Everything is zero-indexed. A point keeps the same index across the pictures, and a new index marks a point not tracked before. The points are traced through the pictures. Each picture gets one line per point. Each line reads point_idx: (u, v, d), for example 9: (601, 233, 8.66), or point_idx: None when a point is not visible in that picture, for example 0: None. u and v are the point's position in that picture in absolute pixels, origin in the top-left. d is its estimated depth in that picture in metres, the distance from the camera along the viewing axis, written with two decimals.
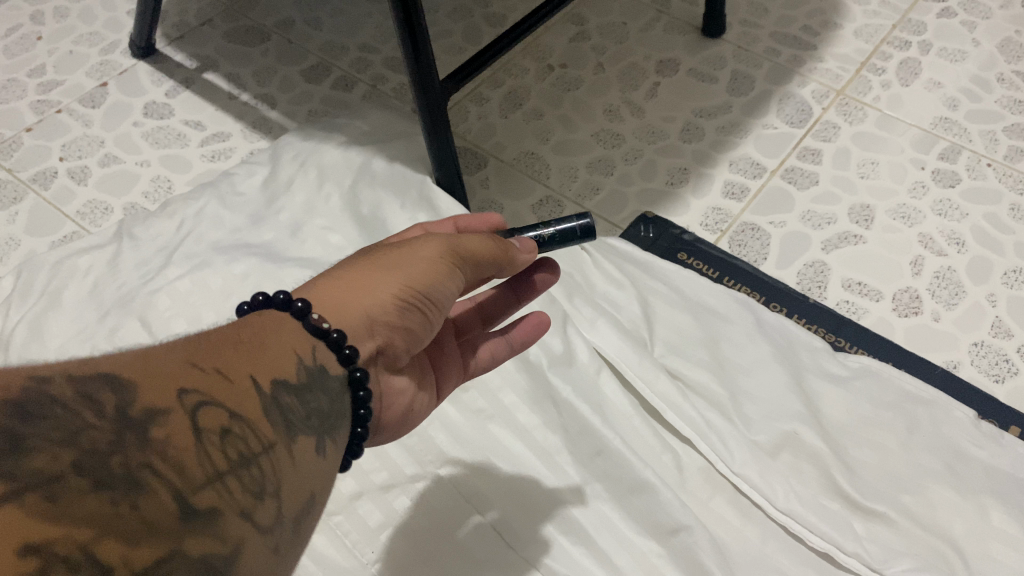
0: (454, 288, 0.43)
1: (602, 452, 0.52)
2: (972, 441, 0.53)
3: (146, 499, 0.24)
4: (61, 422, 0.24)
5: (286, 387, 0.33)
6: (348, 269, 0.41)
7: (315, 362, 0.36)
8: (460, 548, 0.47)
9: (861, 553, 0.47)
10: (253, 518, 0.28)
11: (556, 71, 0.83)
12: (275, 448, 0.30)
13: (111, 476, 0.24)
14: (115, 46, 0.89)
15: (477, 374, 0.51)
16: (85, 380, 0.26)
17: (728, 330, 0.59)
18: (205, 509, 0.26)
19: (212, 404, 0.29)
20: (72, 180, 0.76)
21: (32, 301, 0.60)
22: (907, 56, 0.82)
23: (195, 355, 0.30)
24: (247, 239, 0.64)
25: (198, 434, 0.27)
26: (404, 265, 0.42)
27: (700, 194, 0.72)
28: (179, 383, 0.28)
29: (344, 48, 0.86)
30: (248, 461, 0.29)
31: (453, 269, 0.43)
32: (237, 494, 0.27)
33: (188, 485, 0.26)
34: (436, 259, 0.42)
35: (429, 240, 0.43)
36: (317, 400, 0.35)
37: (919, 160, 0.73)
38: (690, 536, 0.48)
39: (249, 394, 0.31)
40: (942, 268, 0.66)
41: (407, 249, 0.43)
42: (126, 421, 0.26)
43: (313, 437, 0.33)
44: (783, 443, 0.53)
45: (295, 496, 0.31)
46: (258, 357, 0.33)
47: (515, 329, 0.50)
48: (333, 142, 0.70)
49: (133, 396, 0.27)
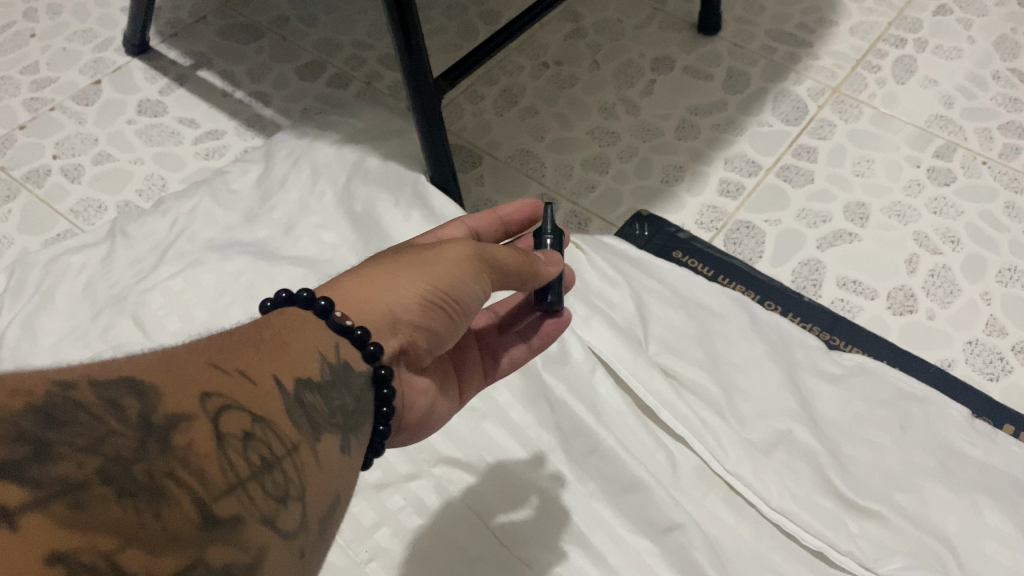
0: (478, 292, 0.42)
1: (596, 451, 0.52)
2: (964, 437, 0.53)
3: (169, 508, 0.24)
4: (84, 429, 0.24)
5: (308, 385, 0.33)
6: (380, 263, 0.41)
7: (340, 360, 0.36)
8: (455, 548, 0.48)
9: (854, 551, 0.47)
10: (275, 525, 0.27)
11: (551, 68, 0.83)
12: (299, 450, 0.30)
13: (135, 485, 0.24)
14: (109, 43, 0.88)
15: (494, 379, 0.50)
16: (108, 385, 0.26)
17: (722, 327, 0.59)
18: (228, 516, 0.25)
19: (235, 407, 0.29)
20: (65, 178, 0.76)
21: (25, 300, 0.60)
22: (902, 54, 0.82)
23: (218, 357, 0.30)
24: (240, 237, 0.64)
25: (221, 440, 0.27)
26: (432, 266, 0.41)
27: (695, 192, 0.72)
28: (202, 387, 0.28)
29: (338, 46, 0.86)
30: (270, 465, 0.28)
31: (481, 276, 0.42)
32: (260, 501, 0.27)
33: (211, 493, 0.25)
34: (464, 263, 0.42)
35: (461, 244, 0.43)
36: (342, 398, 0.35)
37: (914, 157, 0.73)
38: (684, 534, 0.47)
39: (272, 395, 0.31)
40: (937, 266, 0.66)
41: (439, 249, 0.42)
42: (149, 428, 0.25)
43: (338, 435, 0.33)
44: (777, 441, 0.53)
45: (319, 498, 0.30)
46: (281, 356, 0.33)
47: (536, 336, 0.50)
48: (327, 139, 0.70)
49: (156, 401, 0.26)
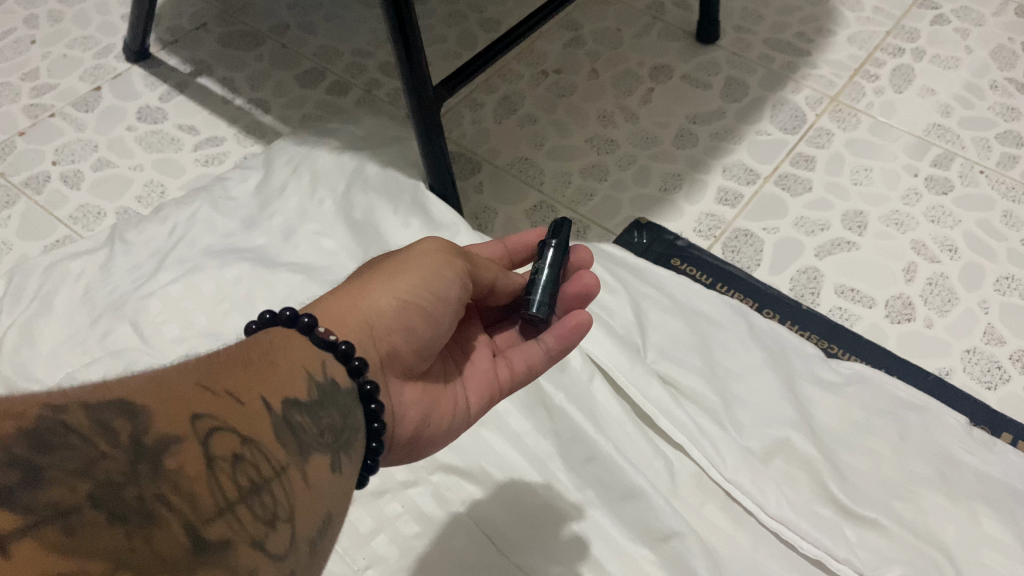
0: (453, 283, 0.44)
1: (595, 458, 0.51)
2: (962, 447, 0.53)
3: (159, 532, 0.24)
4: (75, 453, 0.24)
5: (297, 405, 0.33)
6: (351, 284, 0.44)
7: (326, 378, 0.36)
8: (453, 554, 0.48)
9: (853, 560, 0.47)
10: (265, 547, 0.27)
11: (551, 77, 0.83)
12: (288, 471, 0.30)
13: (125, 510, 0.24)
14: (109, 50, 0.89)
15: (516, 389, 0.48)
16: (99, 407, 0.26)
17: (719, 335, 0.59)
18: (217, 541, 0.25)
19: (225, 428, 0.29)
20: (64, 185, 0.76)
21: (23, 307, 0.60)
22: (900, 63, 0.82)
23: (208, 378, 0.30)
24: (239, 244, 0.64)
25: (211, 462, 0.27)
26: (402, 272, 0.43)
27: (693, 200, 0.72)
28: (192, 407, 0.28)
29: (338, 53, 0.86)
30: (259, 487, 0.28)
31: (451, 268, 0.44)
32: (249, 524, 0.27)
33: (200, 518, 0.25)
34: (432, 262, 0.44)
35: (425, 249, 0.45)
36: (331, 415, 0.35)
37: (912, 166, 0.73)
38: (682, 542, 0.47)
39: (261, 416, 0.31)
40: (935, 275, 0.66)
41: (407, 256, 0.45)
42: (140, 451, 0.25)
43: (328, 454, 0.33)
44: (775, 450, 0.53)
45: (310, 519, 0.30)
46: (268, 376, 0.33)
47: (551, 336, 0.46)
48: (326, 146, 0.70)
49: (147, 423, 0.26)
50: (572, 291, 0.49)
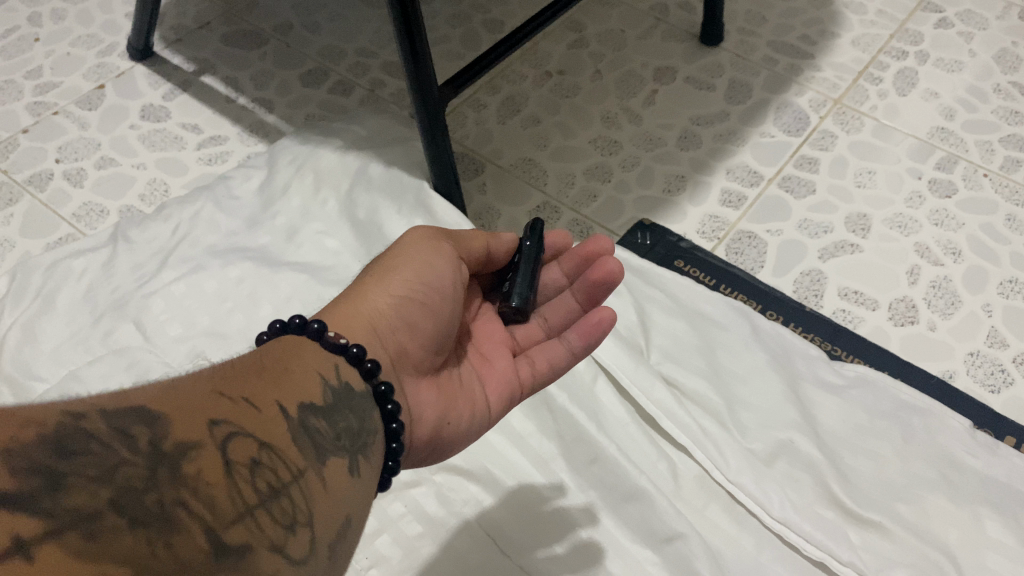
0: (445, 270, 0.45)
1: (597, 460, 0.51)
2: (966, 450, 0.53)
3: (180, 538, 0.24)
4: (96, 459, 0.24)
5: (313, 409, 0.33)
6: (348, 290, 0.44)
7: (341, 381, 0.36)
8: (454, 554, 0.48)
9: (857, 562, 0.47)
10: (285, 552, 0.27)
11: (554, 78, 0.83)
12: (307, 475, 0.30)
13: (146, 515, 0.24)
14: (112, 48, 0.88)
15: (537, 388, 0.47)
16: (117, 414, 0.26)
17: (723, 338, 0.59)
18: (236, 546, 0.25)
19: (242, 434, 0.29)
20: (67, 183, 0.76)
21: (26, 304, 0.60)
22: (904, 66, 0.82)
23: (224, 385, 0.31)
24: (242, 243, 0.64)
25: (229, 467, 0.27)
26: (393, 271, 0.44)
27: (697, 202, 0.72)
28: (209, 414, 0.28)
29: (342, 53, 0.86)
30: (278, 492, 0.28)
31: (441, 256, 0.45)
32: (268, 528, 0.27)
33: (219, 523, 0.25)
34: (421, 255, 0.45)
35: (412, 244, 0.46)
36: (347, 418, 0.35)
37: (916, 169, 0.74)
38: (685, 544, 0.47)
39: (278, 421, 0.31)
40: (939, 277, 0.66)
41: (394, 255, 0.45)
42: (159, 457, 0.25)
43: (346, 457, 0.33)
44: (779, 452, 0.53)
45: (329, 523, 0.30)
46: (283, 382, 0.33)
47: (575, 333, 0.47)
48: (329, 146, 0.70)
49: (165, 430, 0.26)
50: (593, 278, 0.48)
